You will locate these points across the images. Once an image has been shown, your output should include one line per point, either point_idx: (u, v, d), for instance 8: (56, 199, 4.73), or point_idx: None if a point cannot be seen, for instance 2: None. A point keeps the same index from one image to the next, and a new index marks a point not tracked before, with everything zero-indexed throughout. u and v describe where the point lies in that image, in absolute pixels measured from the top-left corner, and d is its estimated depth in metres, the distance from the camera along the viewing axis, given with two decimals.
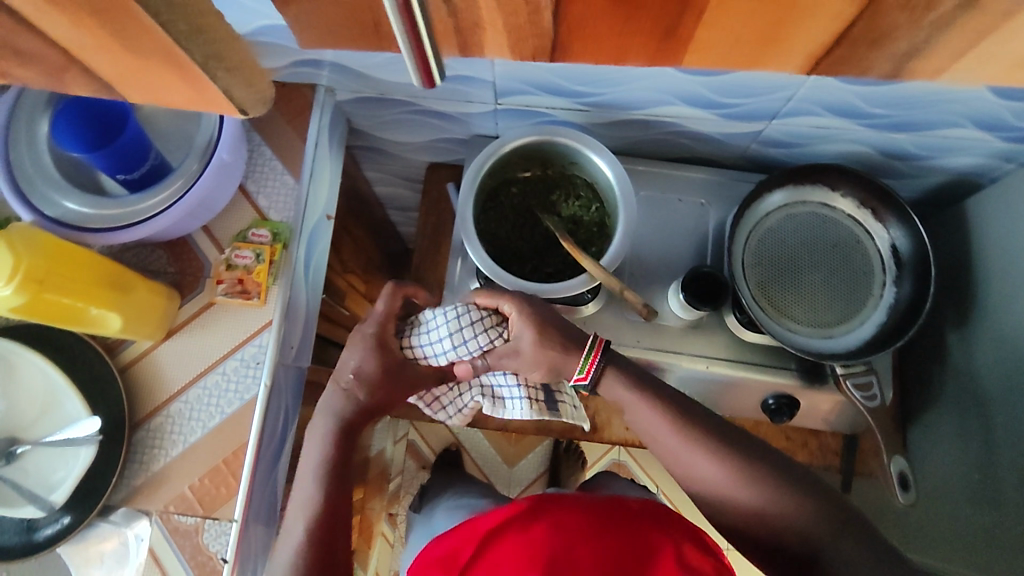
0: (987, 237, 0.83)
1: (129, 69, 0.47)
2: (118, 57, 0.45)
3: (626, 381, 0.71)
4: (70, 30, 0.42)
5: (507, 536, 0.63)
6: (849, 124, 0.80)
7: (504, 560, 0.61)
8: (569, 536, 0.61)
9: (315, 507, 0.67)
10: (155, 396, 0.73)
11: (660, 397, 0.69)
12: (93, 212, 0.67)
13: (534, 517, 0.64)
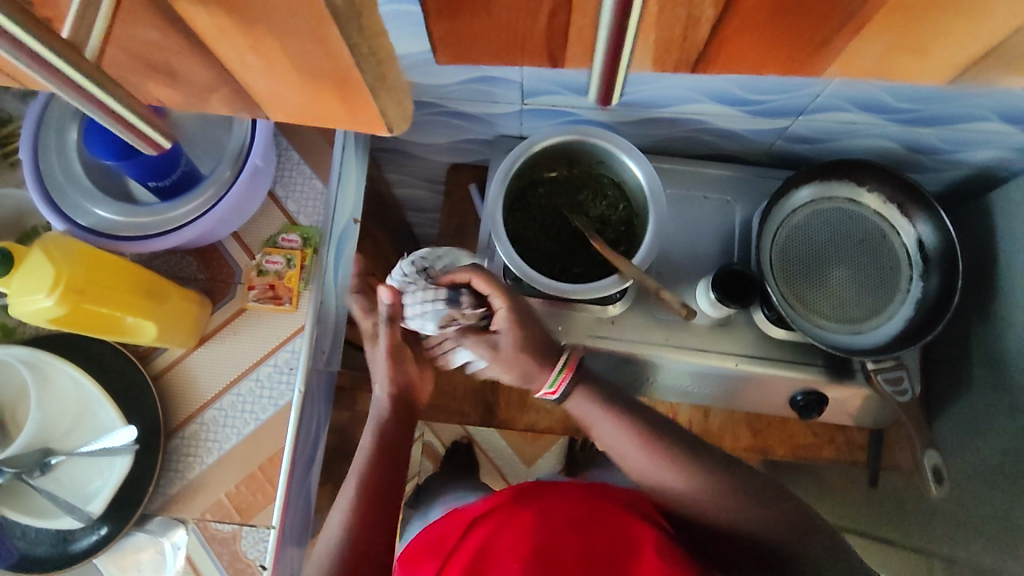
0: (1015, 229, 0.82)
1: (299, 91, 0.38)
2: (287, 78, 0.37)
3: (597, 398, 0.77)
4: (241, 47, 0.34)
5: (505, 534, 0.70)
6: (875, 119, 0.79)
7: (504, 552, 0.69)
8: (558, 522, 0.71)
9: (352, 523, 0.72)
10: (188, 403, 0.73)
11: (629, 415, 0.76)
12: (125, 219, 0.66)
13: (525, 507, 0.74)
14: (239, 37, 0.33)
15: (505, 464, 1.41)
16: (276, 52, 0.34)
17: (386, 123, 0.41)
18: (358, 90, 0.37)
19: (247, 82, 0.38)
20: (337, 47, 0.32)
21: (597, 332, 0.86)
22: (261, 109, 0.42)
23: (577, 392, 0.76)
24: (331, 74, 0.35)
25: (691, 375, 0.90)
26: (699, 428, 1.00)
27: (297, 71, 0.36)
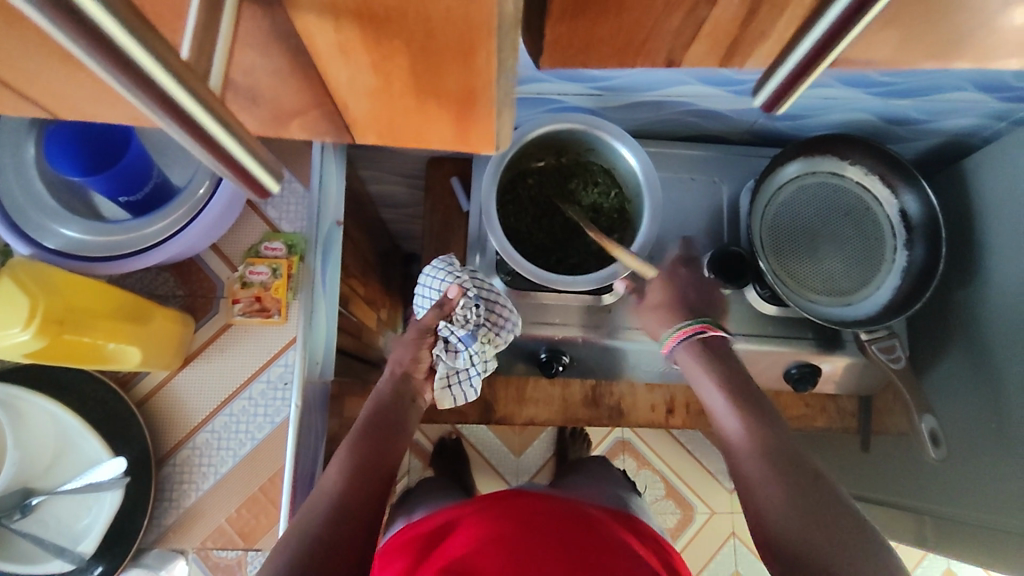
0: (988, 194, 0.83)
1: (395, 109, 0.39)
2: (390, 90, 0.36)
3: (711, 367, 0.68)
4: (357, 70, 0.33)
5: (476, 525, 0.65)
6: (857, 94, 0.79)
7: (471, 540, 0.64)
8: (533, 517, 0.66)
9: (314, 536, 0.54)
10: (178, 428, 0.69)
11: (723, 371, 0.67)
12: (96, 238, 0.62)
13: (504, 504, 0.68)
14: (364, 60, 0.32)
15: (496, 458, 1.39)
16: (400, 75, 0.34)
17: (497, 137, 0.43)
18: (483, 109, 0.38)
19: (347, 103, 0.39)
20: (487, 63, 0.32)
21: (592, 323, 0.85)
22: (350, 130, 0.43)
23: (694, 352, 0.70)
24: (461, 93, 0.36)
25: None
26: (695, 408, 1.00)
27: (417, 92, 0.36)
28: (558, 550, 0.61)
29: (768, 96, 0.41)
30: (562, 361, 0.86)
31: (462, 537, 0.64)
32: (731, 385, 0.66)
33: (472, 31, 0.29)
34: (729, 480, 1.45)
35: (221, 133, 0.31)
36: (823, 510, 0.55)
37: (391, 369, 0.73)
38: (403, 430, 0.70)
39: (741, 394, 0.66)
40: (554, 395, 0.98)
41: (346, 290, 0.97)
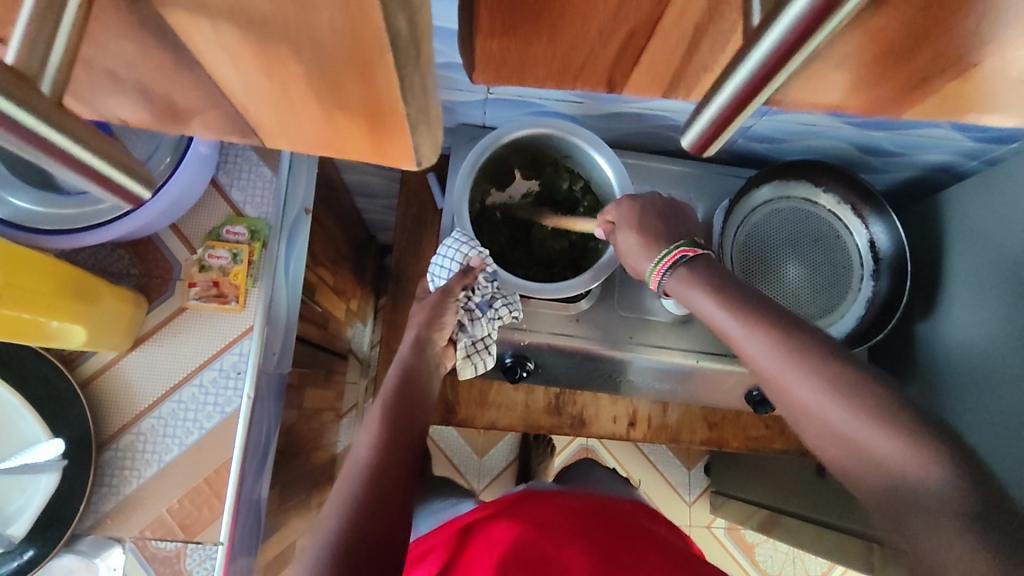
0: (954, 233, 0.85)
1: (305, 115, 0.32)
2: (295, 101, 0.31)
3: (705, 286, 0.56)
4: (254, 76, 0.28)
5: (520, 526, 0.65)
6: (834, 123, 0.79)
7: (522, 540, 0.63)
8: (573, 520, 0.67)
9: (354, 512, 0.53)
10: (122, 412, 0.67)
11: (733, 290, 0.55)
12: (46, 210, 0.60)
13: (538, 512, 0.68)
14: (253, 61, 0.27)
15: (458, 458, 1.38)
16: (299, 79, 0.28)
17: (418, 157, 0.36)
18: (396, 123, 0.31)
19: (247, 107, 0.32)
20: (386, 80, 0.27)
21: (561, 329, 0.84)
22: (259, 135, 0.36)
23: (678, 276, 0.59)
24: (365, 104, 0.30)
25: (649, 372, 0.88)
26: (657, 422, 1.00)
27: (320, 99, 0.30)
28: (607, 541, 0.64)
29: (693, 135, 0.28)
30: (526, 366, 0.86)
31: (502, 528, 0.66)
32: (739, 312, 0.53)
33: (358, 45, 0.25)
34: (688, 493, 1.46)
35: (88, 153, 0.23)
36: (889, 419, 0.45)
37: (411, 339, 0.70)
38: (427, 407, 0.68)
39: (754, 307, 0.53)
40: (518, 402, 0.97)
41: (313, 280, 0.94)
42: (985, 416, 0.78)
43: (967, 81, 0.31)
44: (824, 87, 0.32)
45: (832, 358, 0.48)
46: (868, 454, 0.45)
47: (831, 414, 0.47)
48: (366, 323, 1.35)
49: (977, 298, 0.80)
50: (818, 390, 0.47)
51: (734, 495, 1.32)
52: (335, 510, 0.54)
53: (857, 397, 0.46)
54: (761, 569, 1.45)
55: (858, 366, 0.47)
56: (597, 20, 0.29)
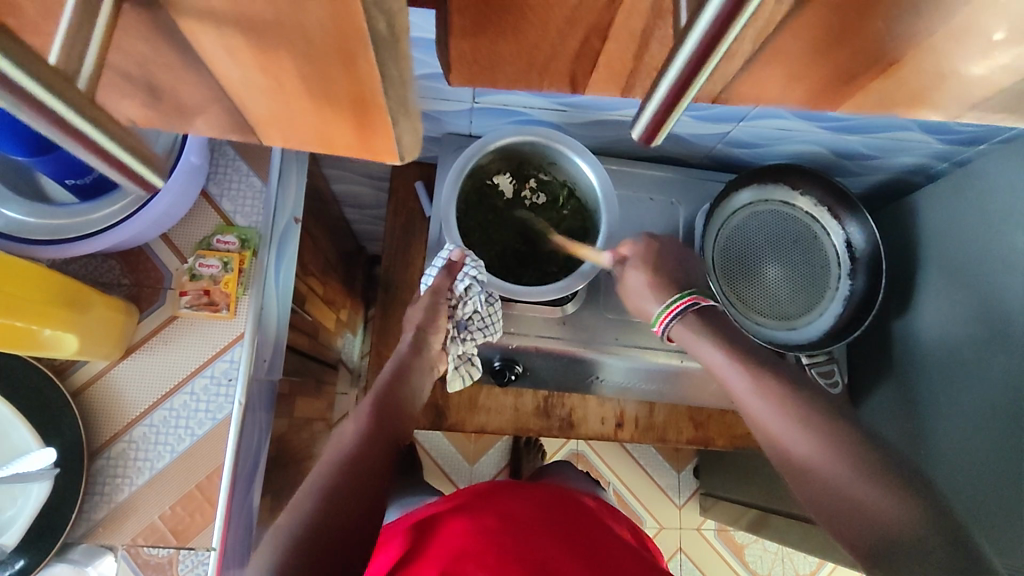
0: (927, 232, 0.88)
1: (294, 110, 0.33)
2: (280, 97, 0.32)
3: (717, 342, 0.68)
4: (244, 71, 0.29)
5: (475, 515, 0.68)
6: (809, 127, 0.82)
7: (475, 527, 0.66)
8: (528, 513, 0.69)
9: (326, 495, 0.56)
10: (114, 420, 0.68)
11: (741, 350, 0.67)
12: (38, 221, 0.61)
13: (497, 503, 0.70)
14: (249, 56, 0.28)
15: (450, 466, 1.39)
16: (290, 71, 0.29)
17: (401, 151, 0.37)
18: (380, 114, 0.33)
19: (241, 100, 0.32)
20: (368, 69, 0.28)
21: (546, 332, 0.86)
22: (255, 131, 0.36)
23: (684, 322, 0.71)
24: (351, 96, 0.31)
25: (636, 373, 0.90)
26: (645, 423, 1.02)
27: (309, 93, 0.31)
28: (560, 534, 0.66)
29: (643, 123, 0.30)
30: (515, 369, 0.88)
31: (459, 522, 0.68)
32: (753, 376, 0.65)
33: (344, 36, 0.26)
34: (678, 496, 1.47)
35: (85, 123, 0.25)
36: (868, 472, 0.54)
37: (409, 338, 0.73)
38: (412, 408, 0.70)
39: (765, 373, 0.65)
40: (507, 405, 0.98)
41: (303, 289, 0.95)
42: (959, 406, 0.80)
43: (907, 79, 0.34)
44: (776, 86, 0.34)
45: (829, 422, 0.59)
46: (852, 503, 0.54)
47: (821, 465, 0.57)
48: (356, 334, 1.36)
49: (951, 291, 0.83)
50: (810, 442, 0.58)
51: (723, 495, 1.33)
52: (315, 488, 0.56)
53: (844, 450, 0.56)
54: (752, 569, 1.46)
55: (848, 426, 0.58)
56: (555, 20, 0.31)
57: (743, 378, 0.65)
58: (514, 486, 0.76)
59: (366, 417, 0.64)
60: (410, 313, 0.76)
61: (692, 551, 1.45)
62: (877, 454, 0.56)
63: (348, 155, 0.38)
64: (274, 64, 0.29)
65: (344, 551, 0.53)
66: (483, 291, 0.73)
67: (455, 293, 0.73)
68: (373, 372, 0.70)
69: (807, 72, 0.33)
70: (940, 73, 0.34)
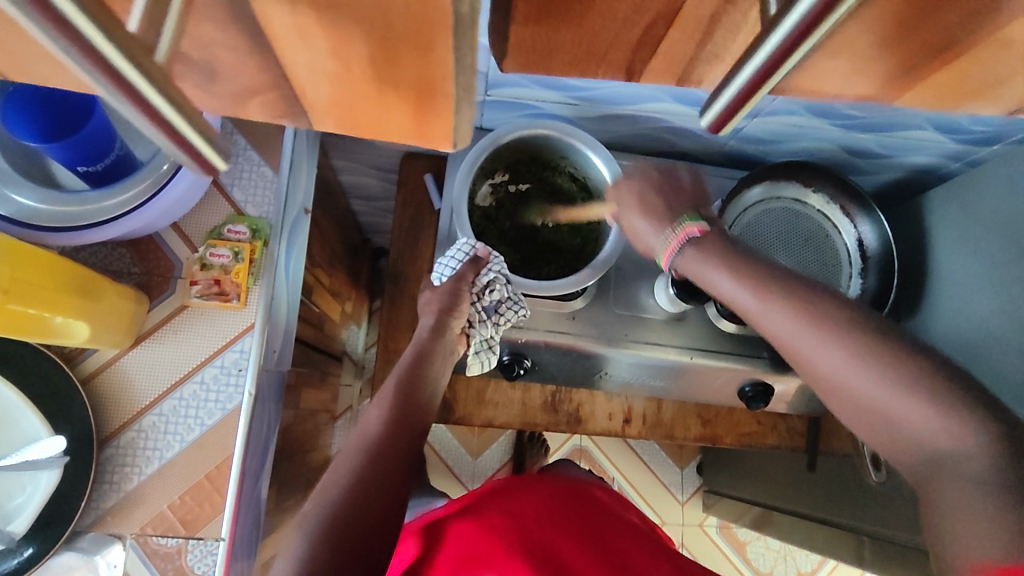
0: (941, 232, 0.87)
1: (359, 100, 0.34)
2: (351, 85, 0.32)
3: (719, 260, 0.55)
4: (318, 58, 0.29)
5: (491, 515, 0.67)
6: (825, 123, 0.81)
7: (493, 530, 0.65)
8: (546, 511, 0.68)
9: (355, 483, 0.55)
10: (123, 410, 0.67)
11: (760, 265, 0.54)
12: (49, 208, 0.60)
13: (514, 502, 0.70)
14: (322, 40, 0.28)
15: (453, 459, 1.39)
16: (362, 60, 0.29)
17: (455, 138, 0.38)
18: (444, 103, 0.33)
19: (303, 87, 0.32)
20: (444, 59, 0.29)
21: (557, 327, 0.85)
22: (306, 116, 0.36)
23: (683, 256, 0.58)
24: (418, 84, 0.31)
25: (644, 369, 0.90)
26: (652, 420, 1.02)
27: (377, 80, 0.31)
28: (572, 528, 0.66)
29: (713, 114, 0.30)
30: (523, 364, 0.87)
31: (474, 520, 0.68)
32: (755, 284, 0.53)
33: (431, 25, 0.26)
34: (680, 492, 1.47)
35: (150, 87, 0.26)
36: (908, 383, 0.46)
37: (428, 325, 0.71)
38: (435, 392, 0.69)
39: (769, 279, 0.53)
40: (514, 399, 0.98)
41: (310, 280, 0.95)
42: None
43: (954, 70, 0.33)
44: (817, 80, 0.34)
45: (846, 323, 0.49)
46: (888, 417, 0.47)
47: (850, 381, 0.48)
48: (360, 325, 1.35)
49: (964, 291, 0.82)
50: (837, 354, 0.48)
51: (726, 493, 1.34)
52: (340, 479, 0.56)
53: (877, 361, 0.47)
54: (753, 566, 1.47)
55: (880, 330, 0.48)
56: (620, 9, 0.30)
57: (752, 295, 0.53)
58: (519, 481, 0.76)
59: (388, 406, 0.63)
60: (427, 300, 0.75)
61: (694, 548, 1.45)
62: (906, 352, 0.47)
63: (402, 144, 0.39)
64: (349, 56, 0.29)
65: (366, 543, 0.53)
66: (509, 285, 0.74)
67: (478, 285, 0.74)
68: (398, 358, 0.69)
69: (851, 65, 0.32)
70: (990, 67, 0.33)
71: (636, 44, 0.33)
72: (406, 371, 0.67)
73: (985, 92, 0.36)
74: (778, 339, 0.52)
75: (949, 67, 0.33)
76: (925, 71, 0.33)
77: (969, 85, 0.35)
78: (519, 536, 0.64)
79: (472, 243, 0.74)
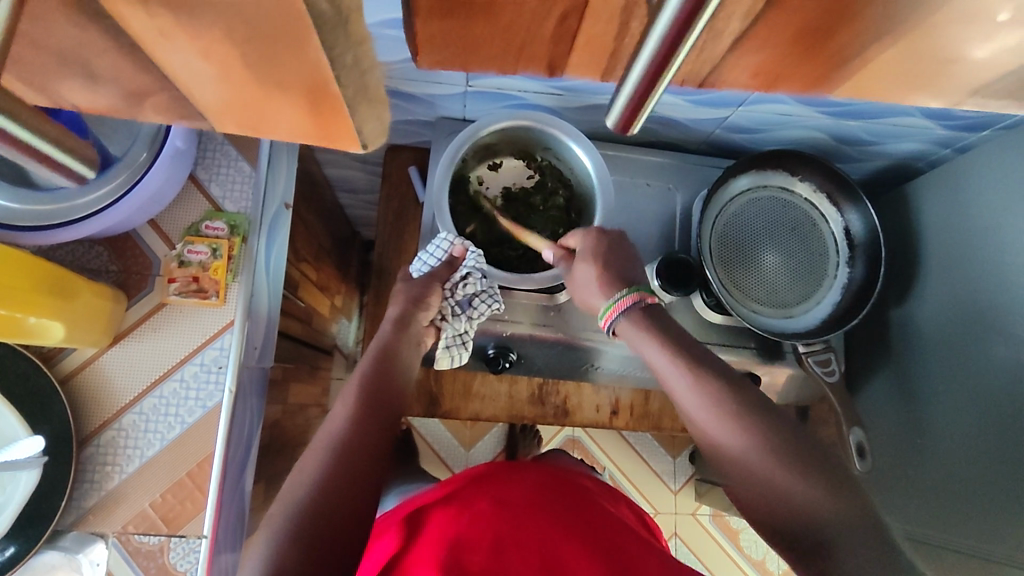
0: (926, 219, 0.86)
1: (252, 101, 0.32)
2: (238, 86, 0.31)
3: (644, 327, 0.63)
4: (195, 57, 0.28)
5: (474, 504, 0.67)
6: (809, 112, 0.81)
7: (476, 519, 0.65)
8: (528, 499, 0.68)
9: (323, 485, 0.55)
10: (103, 409, 0.67)
11: (675, 341, 0.61)
12: (22, 207, 0.59)
13: (494, 489, 0.70)
14: (189, 41, 0.27)
15: (446, 451, 1.39)
16: (235, 61, 0.28)
17: (363, 140, 0.36)
18: (336, 105, 0.31)
19: (190, 89, 0.31)
20: (317, 58, 0.28)
21: (542, 320, 0.85)
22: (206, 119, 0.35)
23: (631, 319, 0.63)
24: (301, 82, 0.29)
25: (629, 361, 0.90)
26: (640, 411, 1.01)
27: (257, 81, 0.30)
28: (562, 519, 0.66)
29: (619, 110, 0.32)
30: (509, 357, 0.86)
31: (453, 510, 0.67)
32: (689, 370, 0.58)
33: (297, 26, 0.26)
34: (673, 481, 1.48)
35: None
36: (797, 465, 0.52)
37: (392, 316, 0.71)
38: (406, 386, 0.69)
39: (693, 365, 0.59)
40: (501, 392, 0.98)
41: (296, 275, 0.94)
42: (956, 394, 0.80)
43: (900, 59, 0.32)
44: (757, 68, 0.33)
45: (748, 411, 0.55)
46: (776, 495, 0.52)
47: (740, 453, 0.54)
48: (351, 320, 1.35)
49: (950, 277, 0.82)
50: (741, 438, 0.54)
51: (717, 482, 1.34)
52: (308, 479, 0.55)
53: (763, 443, 0.54)
54: (747, 554, 1.47)
55: (768, 417, 0.55)
56: (534, 4, 0.29)
57: (683, 377, 0.58)
58: (507, 468, 0.76)
59: (356, 402, 0.62)
60: (398, 292, 0.74)
61: (688, 536, 1.46)
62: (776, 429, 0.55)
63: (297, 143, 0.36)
64: (230, 57, 0.28)
65: (339, 542, 0.53)
66: (485, 279, 0.75)
67: (452, 281, 0.74)
68: (363, 352, 0.68)
69: (791, 52, 0.31)
70: (938, 57, 0.32)
71: (563, 39, 0.32)
72: (372, 367, 0.66)
73: (934, 87, 0.35)
74: (689, 416, 0.58)
75: (896, 55, 0.32)
76: (872, 59, 0.32)
77: (920, 74, 0.34)
78: (502, 523, 0.64)
79: (451, 239, 0.74)
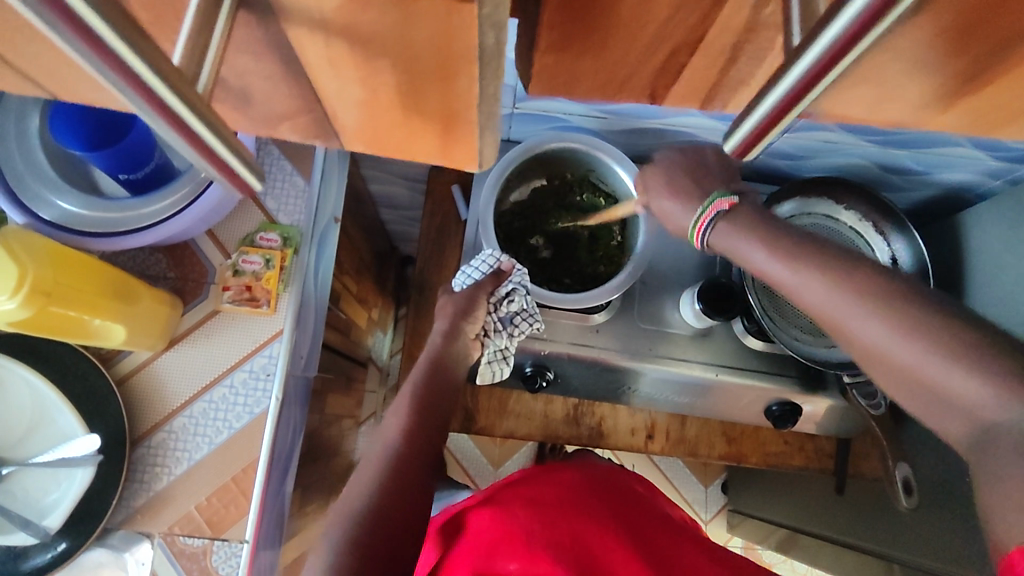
0: (978, 251, 0.85)
1: (378, 121, 0.37)
2: (374, 110, 0.36)
3: (751, 237, 0.53)
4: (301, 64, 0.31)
5: (527, 503, 0.67)
6: (857, 140, 0.80)
7: (538, 519, 0.64)
8: (592, 506, 0.68)
9: (377, 495, 0.57)
10: (155, 411, 0.69)
11: (791, 241, 0.51)
12: (90, 213, 0.63)
13: (550, 490, 0.69)
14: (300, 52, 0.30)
15: (474, 468, 1.38)
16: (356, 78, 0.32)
17: (480, 158, 0.41)
18: (467, 129, 0.37)
19: (326, 109, 0.36)
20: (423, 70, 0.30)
21: (581, 339, 0.85)
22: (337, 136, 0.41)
23: (717, 231, 0.56)
24: (443, 109, 0.34)
25: (669, 385, 0.89)
26: (675, 436, 1.01)
27: (396, 103, 0.35)
28: (599, 520, 0.65)
29: (734, 143, 0.32)
30: (546, 376, 0.87)
31: (498, 506, 0.67)
32: (797, 267, 0.49)
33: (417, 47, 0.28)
34: (704, 511, 1.45)
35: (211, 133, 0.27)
36: (958, 348, 0.41)
37: (442, 329, 0.72)
38: (454, 392, 0.70)
39: (815, 253, 0.49)
40: (536, 411, 0.98)
41: (339, 288, 0.97)
42: None
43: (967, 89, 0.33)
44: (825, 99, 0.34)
45: (888, 289, 0.45)
46: (950, 397, 0.41)
47: (876, 342, 0.45)
48: (385, 332, 1.37)
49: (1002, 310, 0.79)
50: (883, 324, 0.44)
51: (750, 514, 1.31)
52: (363, 490, 0.58)
53: (918, 325, 0.43)
54: None
55: (931, 299, 0.44)
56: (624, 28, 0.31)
57: (792, 276, 0.49)
58: (545, 470, 0.75)
59: (406, 413, 0.65)
60: (443, 304, 0.75)
61: None
62: (934, 310, 0.43)
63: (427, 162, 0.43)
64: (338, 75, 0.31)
65: (391, 557, 0.55)
66: (528, 297, 0.75)
67: (497, 295, 0.74)
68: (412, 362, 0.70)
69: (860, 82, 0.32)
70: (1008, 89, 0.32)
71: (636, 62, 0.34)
72: (424, 377, 0.68)
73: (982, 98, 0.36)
74: (813, 313, 0.49)
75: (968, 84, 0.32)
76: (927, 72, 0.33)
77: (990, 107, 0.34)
78: (570, 528, 0.64)
79: (498, 256, 0.75)
